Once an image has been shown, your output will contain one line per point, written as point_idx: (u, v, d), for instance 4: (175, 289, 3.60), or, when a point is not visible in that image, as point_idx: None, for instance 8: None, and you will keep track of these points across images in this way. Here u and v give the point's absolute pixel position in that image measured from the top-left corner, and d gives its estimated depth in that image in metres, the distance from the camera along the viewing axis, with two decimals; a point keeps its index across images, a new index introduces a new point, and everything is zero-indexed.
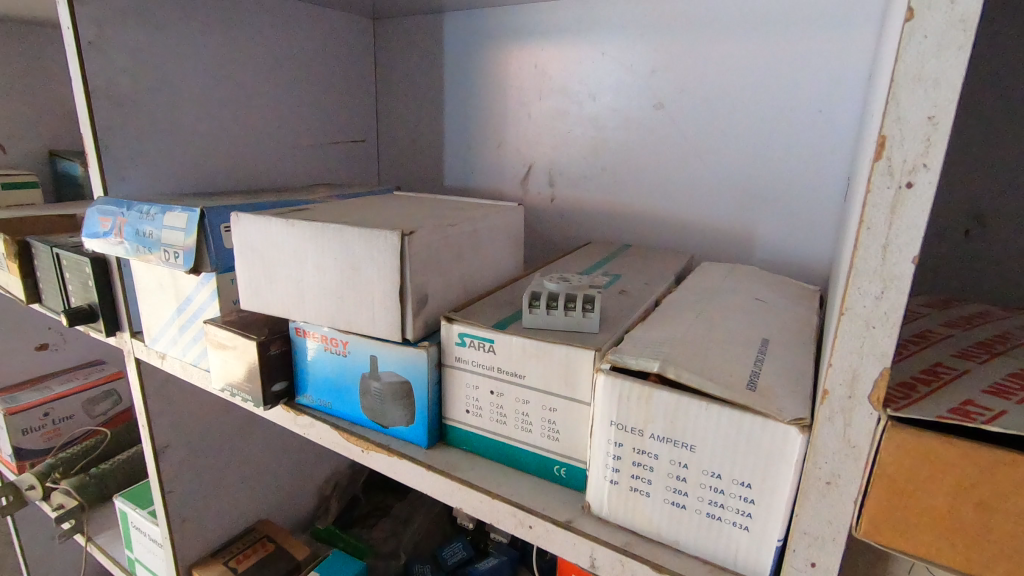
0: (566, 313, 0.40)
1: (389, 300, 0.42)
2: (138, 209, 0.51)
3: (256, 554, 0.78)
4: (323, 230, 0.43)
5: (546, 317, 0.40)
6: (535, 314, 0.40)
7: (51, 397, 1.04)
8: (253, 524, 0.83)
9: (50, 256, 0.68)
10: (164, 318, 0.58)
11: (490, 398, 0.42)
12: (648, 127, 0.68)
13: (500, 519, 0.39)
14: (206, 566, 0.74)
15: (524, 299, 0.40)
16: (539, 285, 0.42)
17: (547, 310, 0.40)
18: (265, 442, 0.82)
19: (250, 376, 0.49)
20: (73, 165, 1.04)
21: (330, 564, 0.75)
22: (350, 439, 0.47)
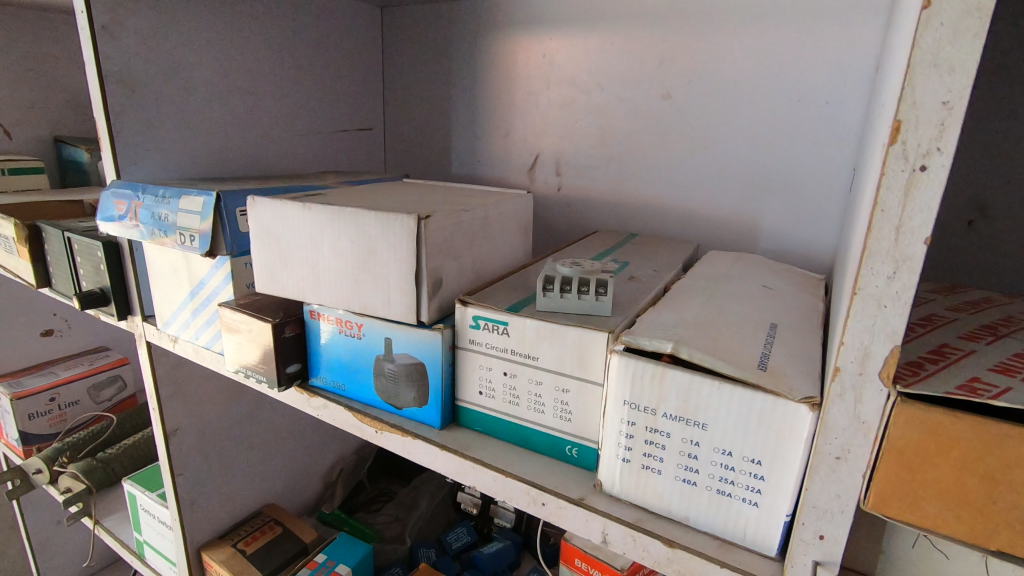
0: (579, 297, 0.40)
1: (404, 283, 0.42)
2: (154, 193, 0.52)
3: (264, 536, 0.79)
4: (339, 214, 0.43)
5: (560, 301, 0.41)
6: (549, 298, 0.41)
7: (57, 382, 1.05)
8: (261, 507, 0.84)
9: (61, 240, 0.68)
10: (177, 302, 0.59)
11: (503, 380, 0.42)
12: (656, 117, 0.68)
13: (513, 497, 0.40)
14: (215, 548, 0.75)
15: (538, 283, 0.41)
16: (552, 269, 0.43)
17: (561, 294, 0.41)
18: (272, 427, 0.83)
19: (264, 358, 0.50)
20: (79, 151, 1.04)
21: (338, 547, 0.76)
22: (364, 420, 0.48)
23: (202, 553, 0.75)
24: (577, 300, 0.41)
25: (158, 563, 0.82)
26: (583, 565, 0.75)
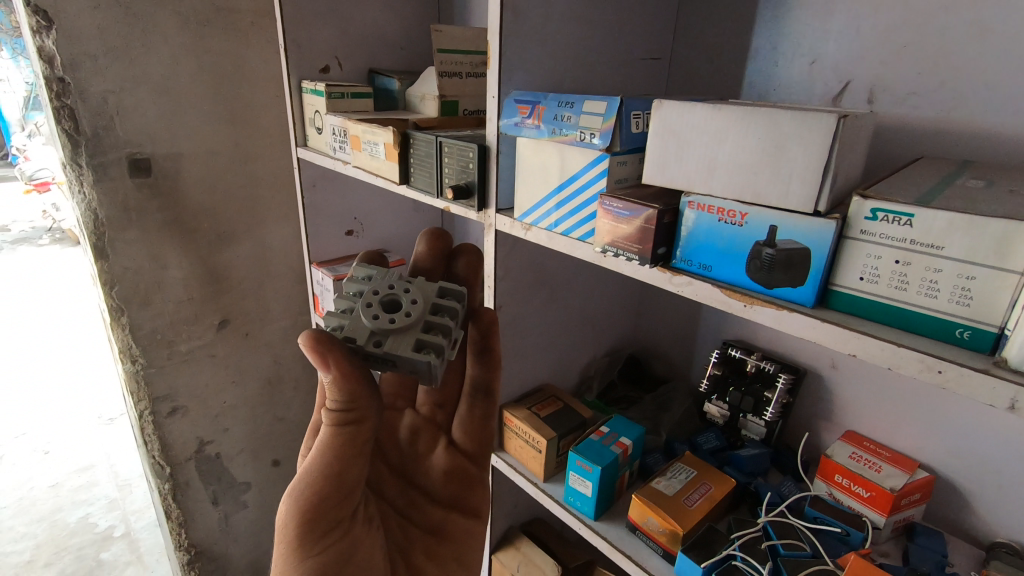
0: (351, 293, 0.69)
1: (811, 175, 0.49)
2: (558, 99, 0.65)
3: (550, 405, 0.94)
4: (751, 113, 0.52)
5: (354, 284, 0.70)
6: (353, 281, 0.70)
7: None
8: (541, 386, 1.00)
9: (431, 144, 0.86)
10: (540, 195, 0.72)
11: (893, 267, 0.48)
12: (1013, 40, 0.65)
13: (902, 365, 0.46)
14: (514, 408, 0.93)
15: (360, 267, 0.72)
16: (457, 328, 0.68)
17: (357, 282, 0.70)
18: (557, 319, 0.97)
19: (641, 241, 0.60)
20: (392, 81, 1.26)
21: (616, 422, 0.88)
22: (733, 296, 0.56)
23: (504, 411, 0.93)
24: (405, 292, 0.68)
25: None
26: (844, 482, 0.81)
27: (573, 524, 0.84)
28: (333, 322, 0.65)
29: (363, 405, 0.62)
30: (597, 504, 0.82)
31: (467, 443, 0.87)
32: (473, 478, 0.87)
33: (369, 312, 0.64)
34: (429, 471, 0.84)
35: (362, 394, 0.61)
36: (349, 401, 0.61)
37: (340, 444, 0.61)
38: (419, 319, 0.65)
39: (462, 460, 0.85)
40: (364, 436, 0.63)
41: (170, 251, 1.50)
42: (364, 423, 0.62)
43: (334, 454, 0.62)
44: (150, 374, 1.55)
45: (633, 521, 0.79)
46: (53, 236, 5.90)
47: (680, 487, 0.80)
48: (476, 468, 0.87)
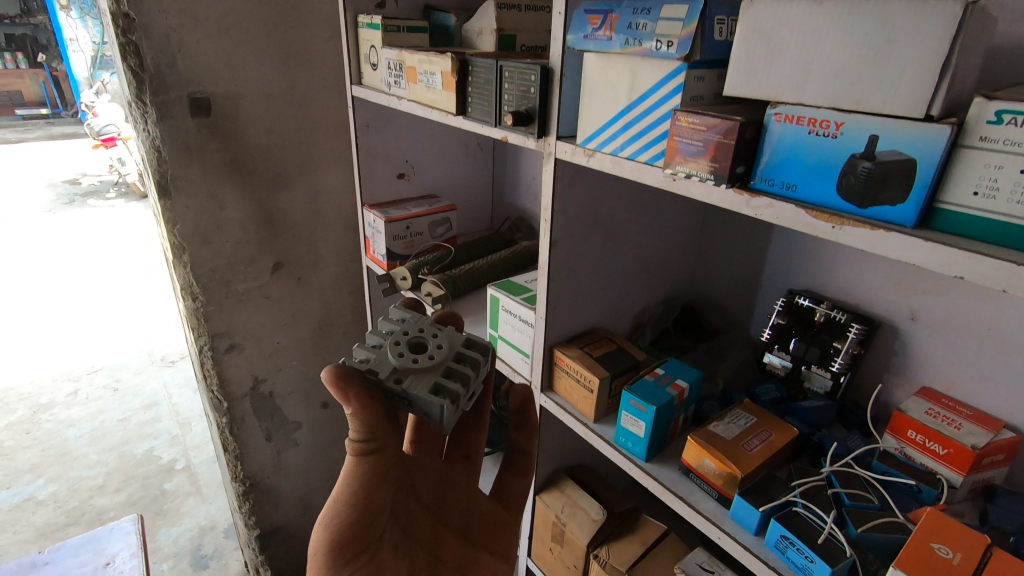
0: (384, 329, 0.72)
1: (925, 74, 0.43)
2: (634, 6, 0.61)
3: (603, 346, 0.92)
4: (857, 7, 0.46)
5: (389, 321, 0.74)
6: (387, 319, 0.74)
7: (411, 215, 1.31)
8: (594, 328, 0.97)
9: (490, 69, 0.83)
10: (606, 117, 0.69)
11: (1016, 179, 0.42)
12: None
13: (1018, 288, 0.42)
14: (567, 348, 0.91)
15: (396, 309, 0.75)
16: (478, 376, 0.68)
17: (390, 319, 0.74)
18: (614, 261, 0.94)
19: (717, 158, 0.56)
20: (448, 16, 1.22)
21: (671, 366, 0.86)
22: (820, 217, 0.51)
23: (555, 350, 0.91)
24: (431, 336, 0.70)
25: (510, 356, 1.01)
26: (918, 438, 0.76)
27: (622, 464, 0.83)
28: (361, 354, 0.69)
29: (382, 433, 0.66)
30: (649, 445, 0.80)
31: (505, 494, 0.93)
32: (505, 522, 0.91)
33: (395, 351, 0.68)
34: (467, 512, 0.88)
35: (380, 422, 0.66)
36: (370, 430, 0.66)
37: (363, 471, 0.66)
38: (440, 363, 0.67)
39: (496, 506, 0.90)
40: (384, 464, 0.68)
41: (228, 192, 1.53)
42: (383, 450, 0.67)
43: (359, 481, 0.66)
44: (209, 311, 1.61)
45: (687, 464, 0.77)
46: (120, 189, 6.18)
47: (739, 431, 0.77)
48: (509, 516, 0.92)
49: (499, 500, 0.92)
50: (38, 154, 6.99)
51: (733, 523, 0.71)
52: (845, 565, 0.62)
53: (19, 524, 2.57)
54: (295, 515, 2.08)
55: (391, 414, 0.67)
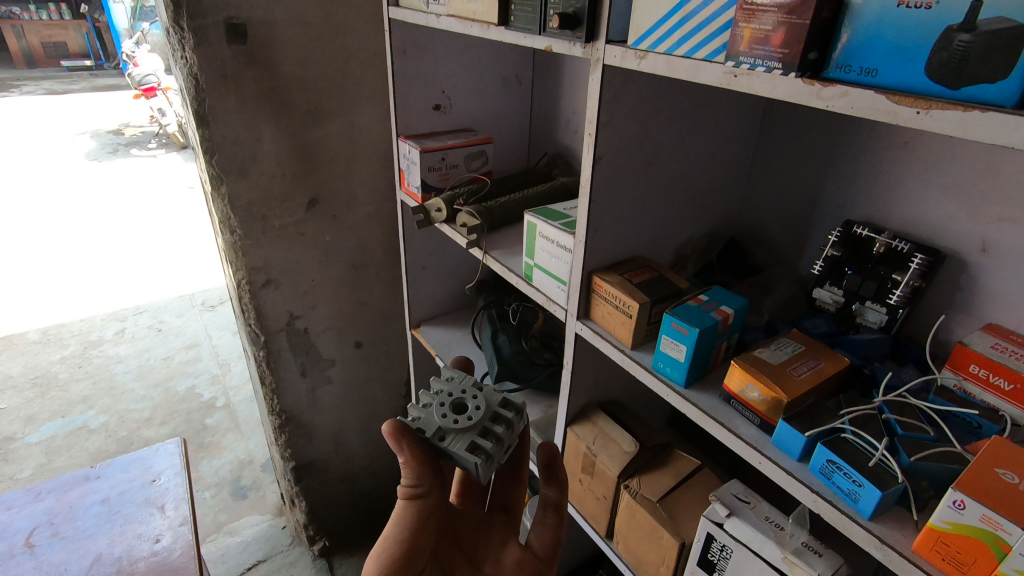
0: (435, 389, 0.89)
1: None
2: None
3: (644, 273, 0.89)
4: None
5: (442, 379, 0.91)
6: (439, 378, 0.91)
7: (446, 146, 1.27)
8: (635, 256, 0.94)
9: None
10: (661, 12, 0.63)
11: None
12: None
13: None
14: (605, 274, 0.88)
15: (446, 368, 0.92)
16: (509, 436, 0.83)
17: (444, 378, 0.91)
18: (658, 186, 0.90)
19: (786, 43, 0.52)
20: None
21: (716, 293, 0.82)
22: (903, 103, 0.46)
23: (594, 276, 0.88)
24: (471, 397, 0.86)
25: (545, 284, 0.99)
26: (981, 373, 0.70)
27: (659, 390, 0.80)
28: (416, 414, 0.86)
29: (428, 482, 0.81)
30: (689, 370, 0.77)
31: (539, 545, 0.97)
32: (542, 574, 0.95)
33: (443, 411, 0.84)
34: (501, 560, 0.95)
35: (427, 472, 0.81)
36: (418, 478, 0.81)
37: (410, 513, 0.81)
38: (478, 424, 0.82)
39: (531, 556, 0.95)
40: (428, 508, 0.82)
41: (265, 124, 1.52)
42: (428, 496, 0.82)
43: (409, 521, 0.81)
44: (247, 245, 1.63)
45: (728, 390, 0.75)
46: (160, 140, 6.29)
47: (786, 359, 0.74)
48: (546, 565, 0.96)
49: (536, 551, 0.96)
50: (82, 104, 7.14)
51: (776, 449, 0.69)
52: (895, 491, 0.60)
53: (74, 449, 2.72)
54: (328, 450, 2.14)
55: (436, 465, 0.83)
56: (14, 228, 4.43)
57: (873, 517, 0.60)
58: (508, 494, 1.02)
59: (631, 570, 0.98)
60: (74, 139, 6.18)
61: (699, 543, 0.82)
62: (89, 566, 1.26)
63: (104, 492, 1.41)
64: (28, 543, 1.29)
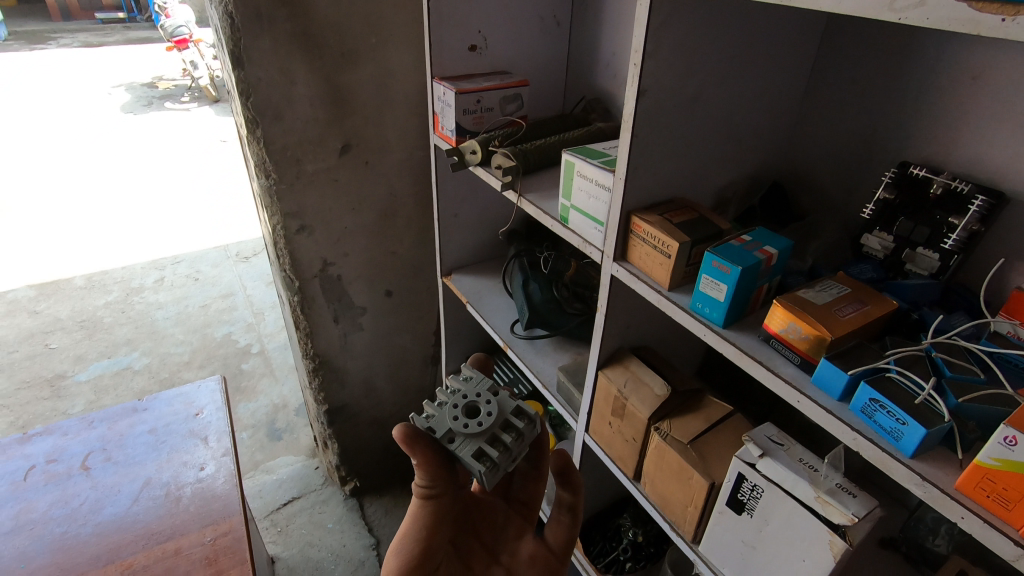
0: (451, 389, 0.91)
1: None
2: None
3: (685, 214, 0.87)
4: None
5: (460, 378, 0.92)
6: (457, 376, 0.93)
7: (482, 88, 1.24)
8: (675, 197, 0.91)
9: None
10: None
11: None
12: None
13: None
14: (645, 213, 0.86)
15: (465, 367, 0.93)
16: (519, 445, 0.85)
17: (461, 377, 0.92)
18: (703, 124, 0.86)
19: None
20: None
21: (760, 234, 0.80)
22: (987, 10, 0.43)
23: (632, 216, 0.87)
24: (484, 401, 0.87)
25: (581, 225, 0.98)
26: None
27: (697, 331, 0.80)
28: (431, 411, 0.88)
29: (440, 484, 0.85)
30: (729, 311, 0.76)
31: (554, 540, 1.02)
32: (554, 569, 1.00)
33: (456, 413, 0.87)
34: (517, 553, 1.00)
35: (439, 474, 0.85)
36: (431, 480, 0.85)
37: (423, 513, 0.86)
38: (488, 430, 0.85)
39: (545, 552, 1.00)
40: (441, 508, 0.87)
41: (298, 66, 1.51)
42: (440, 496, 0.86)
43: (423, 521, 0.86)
44: (282, 190, 1.64)
45: (769, 330, 0.73)
46: (192, 94, 6.33)
47: (830, 299, 0.73)
48: (559, 560, 1.01)
49: (551, 546, 1.02)
50: (116, 56, 7.20)
51: (815, 388, 0.68)
52: (941, 430, 0.59)
53: (121, 388, 2.86)
54: (359, 395, 2.21)
55: (448, 467, 0.86)
56: (56, 178, 4.55)
57: (915, 456, 0.60)
58: (528, 492, 1.04)
59: (658, 510, 1.00)
60: (110, 91, 6.26)
61: (729, 483, 0.83)
62: (141, 489, 1.30)
63: (151, 423, 1.48)
64: (83, 466, 1.35)
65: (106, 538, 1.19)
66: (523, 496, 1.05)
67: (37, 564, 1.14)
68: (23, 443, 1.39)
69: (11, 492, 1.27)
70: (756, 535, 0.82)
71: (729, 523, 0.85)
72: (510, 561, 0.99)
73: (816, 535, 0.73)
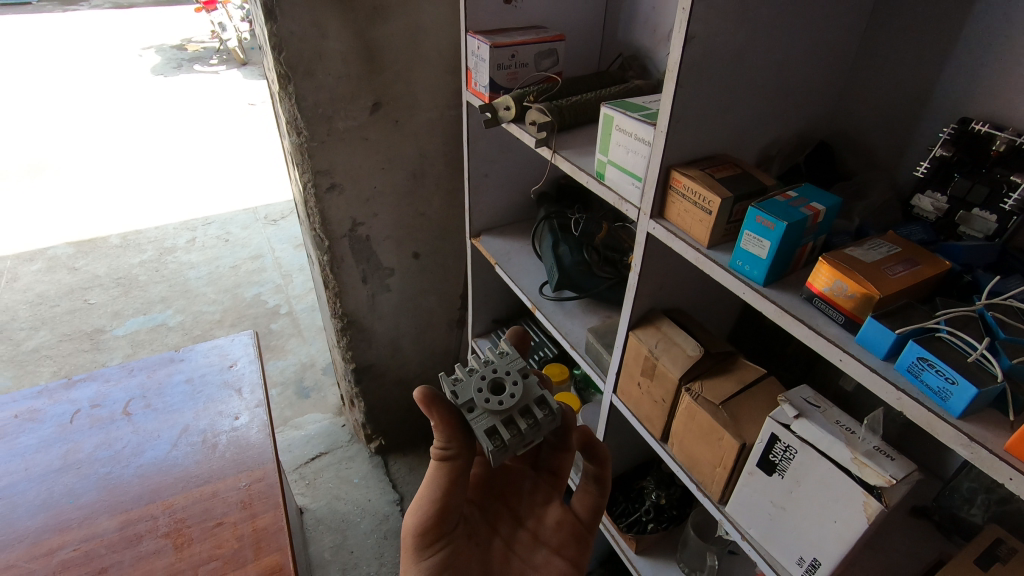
0: (485, 359, 0.91)
1: None
2: None
3: (728, 170, 0.85)
4: None
5: (496, 350, 0.92)
6: (495, 348, 0.92)
7: (518, 42, 1.21)
8: (718, 153, 0.88)
9: None
10: None
11: None
12: None
13: None
14: (686, 168, 0.84)
15: (504, 342, 0.92)
16: (533, 433, 0.83)
17: (499, 349, 0.92)
18: (751, 76, 0.83)
19: None
20: None
21: (807, 191, 0.78)
22: None
23: (672, 171, 0.84)
24: (510, 381, 0.86)
25: (618, 182, 0.96)
26: None
27: (736, 289, 0.78)
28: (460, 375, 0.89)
29: (456, 447, 0.87)
30: (770, 268, 0.74)
31: (580, 509, 1.02)
32: (582, 536, 1.00)
33: (481, 384, 0.86)
34: (543, 519, 1.01)
35: (457, 437, 0.86)
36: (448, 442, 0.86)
37: (441, 471, 0.87)
38: (506, 411, 0.84)
39: (572, 519, 1.01)
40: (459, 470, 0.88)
41: (331, 20, 1.49)
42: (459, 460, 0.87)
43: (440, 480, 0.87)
44: (313, 147, 1.64)
45: (812, 289, 0.72)
46: (220, 56, 6.32)
47: (879, 258, 0.70)
48: (587, 528, 1.01)
49: (578, 514, 1.02)
50: (146, 17, 7.21)
51: (860, 347, 0.66)
52: (992, 391, 0.57)
53: (156, 343, 2.94)
54: (385, 355, 2.24)
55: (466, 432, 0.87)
56: (91, 138, 4.63)
57: (962, 416, 0.58)
58: (555, 461, 1.04)
59: (685, 470, 1.00)
60: (141, 53, 6.30)
61: (761, 444, 0.82)
62: (179, 435, 1.35)
63: (188, 373, 1.52)
64: (126, 411, 1.41)
65: (148, 479, 1.24)
66: (551, 467, 1.05)
67: (86, 500, 1.19)
68: (68, 388, 1.44)
69: (59, 433, 1.33)
70: (786, 496, 0.82)
71: (758, 483, 0.85)
72: (537, 526, 1.01)
73: (850, 497, 0.73)
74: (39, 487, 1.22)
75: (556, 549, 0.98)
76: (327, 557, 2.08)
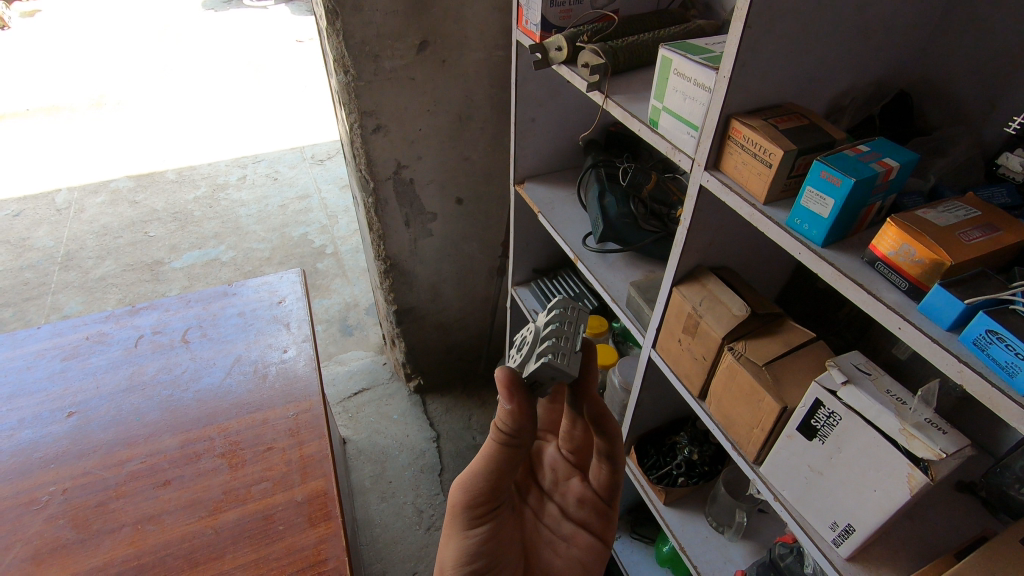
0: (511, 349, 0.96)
1: None
2: None
3: (793, 120, 0.79)
4: None
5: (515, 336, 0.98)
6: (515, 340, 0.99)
7: None
8: (784, 102, 0.82)
9: None
10: None
11: None
12: None
13: None
14: (748, 117, 0.79)
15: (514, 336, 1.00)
16: (570, 331, 0.85)
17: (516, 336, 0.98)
18: (829, 17, 0.75)
19: None
20: None
21: (878, 146, 0.72)
22: None
23: (732, 120, 0.79)
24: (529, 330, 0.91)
25: (672, 130, 0.91)
26: None
27: (791, 248, 0.74)
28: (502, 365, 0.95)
29: (516, 435, 0.86)
30: (832, 228, 0.70)
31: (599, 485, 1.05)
32: (605, 512, 1.05)
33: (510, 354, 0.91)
34: (567, 495, 1.07)
35: (519, 425, 0.85)
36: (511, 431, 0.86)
37: (494, 458, 0.89)
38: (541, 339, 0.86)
39: (593, 497, 1.04)
40: (505, 460, 0.89)
41: None
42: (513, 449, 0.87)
43: (491, 466, 0.90)
44: (359, 86, 1.62)
45: (875, 252, 0.67)
46: None
47: (954, 222, 0.65)
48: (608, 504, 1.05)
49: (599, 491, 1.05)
50: None
51: (922, 316, 0.63)
52: None
53: (209, 277, 3.08)
54: (426, 299, 2.28)
55: (531, 424, 0.86)
56: (151, 73, 4.71)
57: None
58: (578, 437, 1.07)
59: (720, 429, 0.99)
60: None
61: (803, 408, 0.81)
62: (232, 364, 1.42)
63: (240, 307, 1.59)
64: (185, 339, 1.49)
65: (205, 404, 1.33)
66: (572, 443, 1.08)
67: (150, 419, 1.29)
68: (132, 315, 1.53)
69: (126, 356, 1.43)
70: (825, 461, 0.81)
71: (797, 448, 0.84)
72: (563, 500, 1.07)
73: (894, 468, 0.71)
74: (109, 404, 1.32)
75: (581, 523, 1.05)
76: (367, 485, 2.21)
